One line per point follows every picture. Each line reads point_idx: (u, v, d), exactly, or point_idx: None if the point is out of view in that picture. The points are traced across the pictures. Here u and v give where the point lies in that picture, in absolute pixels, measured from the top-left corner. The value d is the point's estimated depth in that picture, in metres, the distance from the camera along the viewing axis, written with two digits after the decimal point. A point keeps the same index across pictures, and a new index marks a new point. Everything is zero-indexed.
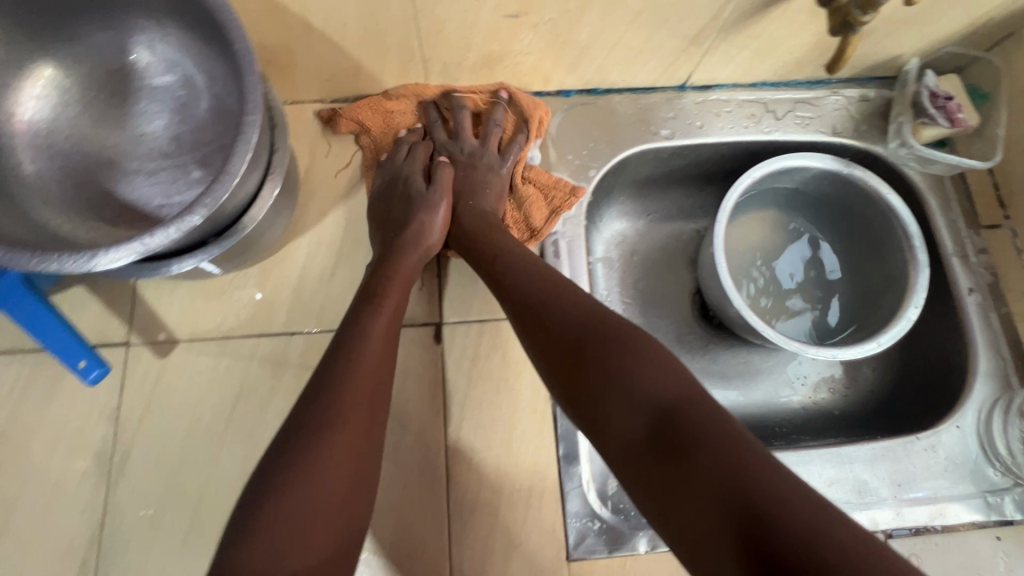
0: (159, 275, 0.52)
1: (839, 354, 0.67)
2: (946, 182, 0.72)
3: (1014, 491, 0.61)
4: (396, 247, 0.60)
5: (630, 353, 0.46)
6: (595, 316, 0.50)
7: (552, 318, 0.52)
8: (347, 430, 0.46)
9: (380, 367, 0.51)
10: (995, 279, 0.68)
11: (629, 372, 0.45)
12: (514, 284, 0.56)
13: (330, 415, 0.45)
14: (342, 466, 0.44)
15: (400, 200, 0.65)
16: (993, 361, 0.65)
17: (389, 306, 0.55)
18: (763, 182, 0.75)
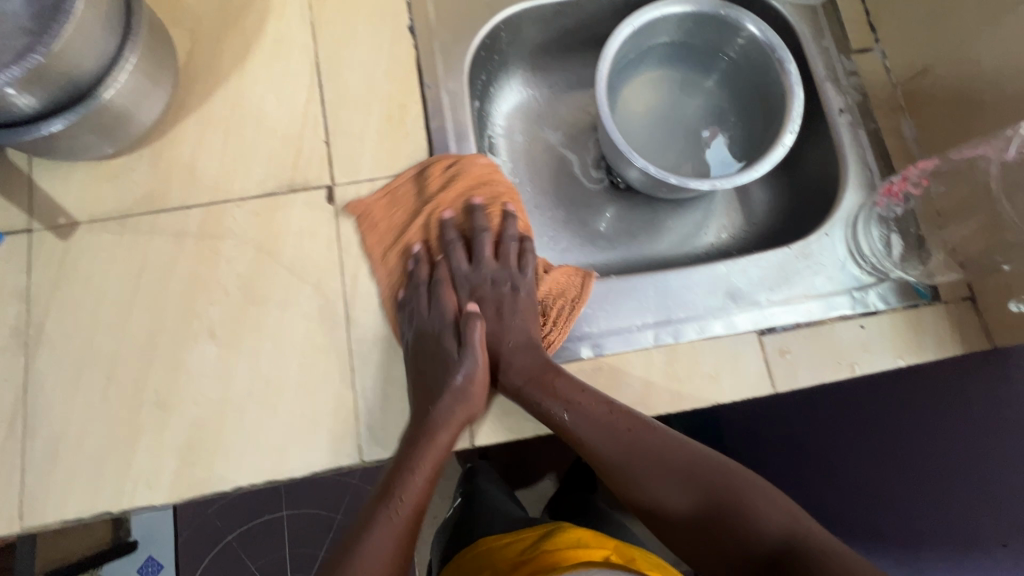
0: (29, 138, 0.54)
1: (717, 184, 0.71)
2: (818, 13, 0.74)
3: (879, 285, 0.66)
4: (430, 423, 0.57)
5: (671, 471, 0.58)
6: (608, 450, 0.58)
7: (679, 458, 0.58)
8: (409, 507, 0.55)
9: (428, 480, 0.56)
10: (865, 98, 0.71)
11: (712, 486, 0.56)
12: (582, 436, 0.58)
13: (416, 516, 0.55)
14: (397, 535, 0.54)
15: (434, 364, 0.60)
16: (861, 172, 0.69)
17: (433, 449, 0.56)
18: (646, 33, 0.76)
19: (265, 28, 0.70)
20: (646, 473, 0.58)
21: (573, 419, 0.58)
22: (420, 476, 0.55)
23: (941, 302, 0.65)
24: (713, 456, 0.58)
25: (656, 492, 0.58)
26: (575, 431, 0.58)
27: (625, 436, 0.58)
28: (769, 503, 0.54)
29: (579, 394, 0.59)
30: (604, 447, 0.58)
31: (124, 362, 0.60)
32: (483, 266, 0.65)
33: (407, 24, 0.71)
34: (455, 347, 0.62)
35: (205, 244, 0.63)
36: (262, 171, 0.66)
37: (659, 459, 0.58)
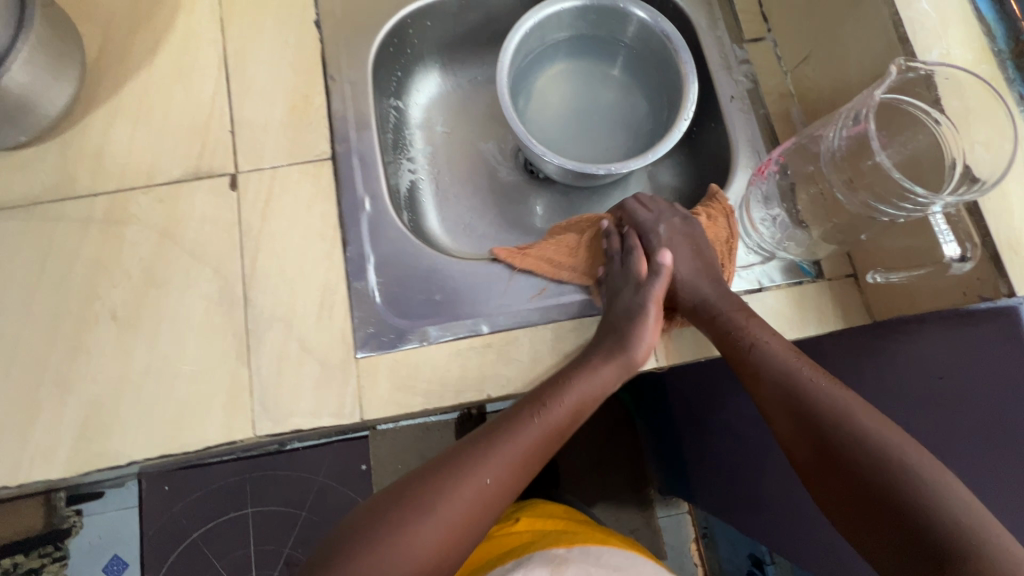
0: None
1: (614, 168, 0.73)
2: (712, 4, 0.77)
3: (764, 263, 0.68)
4: (604, 350, 0.62)
5: (865, 414, 0.51)
6: (805, 386, 0.55)
7: (815, 405, 0.54)
8: (472, 473, 0.52)
9: (575, 407, 0.59)
10: (755, 85, 0.74)
11: (850, 436, 0.51)
12: (763, 373, 0.57)
13: (452, 479, 0.52)
14: (490, 479, 0.53)
15: (621, 312, 0.64)
16: (749, 155, 0.72)
17: (573, 407, 0.59)
18: (546, 28, 0.78)
19: (175, 23, 0.73)
20: (780, 411, 0.56)
21: (749, 348, 0.59)
22: (582, 382, 0.60)
23: (824, 279, 0.67)
24: (833, 391, 0.54)
25: (843, 422, 0.52)
26: (764, 376, 0.57)
27: (819, 390, 0.54)
28: (910, 449, 0.48)
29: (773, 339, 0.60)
30: (761, 384, 0.58)
31: (26, 342, 0.62)
32: (668, 224, 0.71)
33: (313, 18, 0.74)
34: (652, 307, 0.65)
35: (111, 229, 0.66)
36: (168, 159, 0.68)
37: (840, 395, 0.54)
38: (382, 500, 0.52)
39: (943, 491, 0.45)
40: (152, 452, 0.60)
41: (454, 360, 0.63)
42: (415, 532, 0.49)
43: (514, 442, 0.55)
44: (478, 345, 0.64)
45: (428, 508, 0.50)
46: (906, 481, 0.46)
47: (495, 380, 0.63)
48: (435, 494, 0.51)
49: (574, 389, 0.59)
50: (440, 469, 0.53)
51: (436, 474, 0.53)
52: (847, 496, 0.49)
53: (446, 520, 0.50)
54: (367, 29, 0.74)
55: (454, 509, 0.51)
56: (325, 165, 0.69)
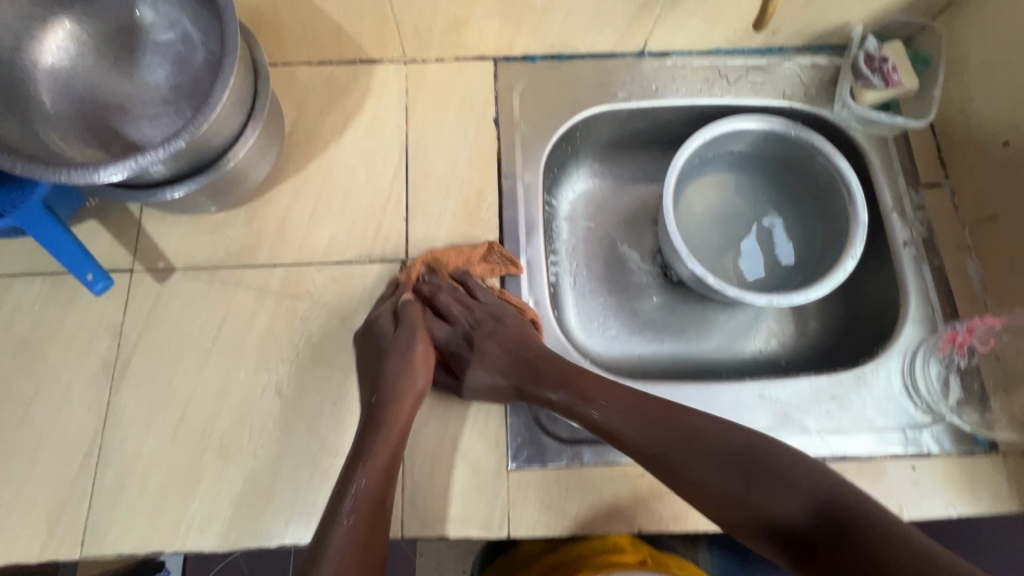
0: (155, 201, 0.61)
1: (774, 300, 0.72)
2: (890, 143, 0.76)
3: (934, 426, 0.65)
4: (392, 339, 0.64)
5: (748, 442, 0.54)
6: (626, 431, 0.57)
7: (627, 438, 0.57)
8: (378, 449, 0.57)
9: (408, 417, 0.60)
10: (930, 234, 0.72)
11: (762, 498, 0.51)
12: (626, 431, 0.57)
13: (369, 471, 0.56)
14: (376, 466, 0.56)
15: (374, 349, 0.64)
16: (921, 306, 0.69)
17: (401, 414, 0.60)
18: (713, 144, 0.80)
19: (364, 107, 0.76)
20: (676, 463, 0.55)
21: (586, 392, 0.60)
22: (409, 400, 0.61)
23: (999, 453, 0.64)
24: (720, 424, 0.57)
25: (738, 462, 0.53)
26: (632, 441, 0.57)
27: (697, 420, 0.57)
28: (792, 490, 0.50)
29: (564, 358, 0.64)
30: (628, 430, 0.57)
31: (196, 404, 0.64)
32: (484, 299, 0.69)
33: (493, 116, 0.77)
34: (390, 330, 0.65)
35: (285, 302, 0.68)
36: (343, 239, 0.71)
37: (721, 435, 0.55)
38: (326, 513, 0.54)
39: (890, 532, 0.45)
40: (301, 538, 0.60)
41: (605, 485, 0.62)
42: (358, 515, 0.54)
43: (386, 422, 0.59)
44: (631, 473, 0.63)
45: (359, 487, 0.55)
46: (836, 534, 0.47)
47: (648, 515, 0.61)
48: (360, 485, 0.55)
49: (404, 399, 0.61)
50: (363, 454, 0.57)
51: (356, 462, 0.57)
52: (776, 541, 0.50)
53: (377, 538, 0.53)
54: (543, 132, 0.76)
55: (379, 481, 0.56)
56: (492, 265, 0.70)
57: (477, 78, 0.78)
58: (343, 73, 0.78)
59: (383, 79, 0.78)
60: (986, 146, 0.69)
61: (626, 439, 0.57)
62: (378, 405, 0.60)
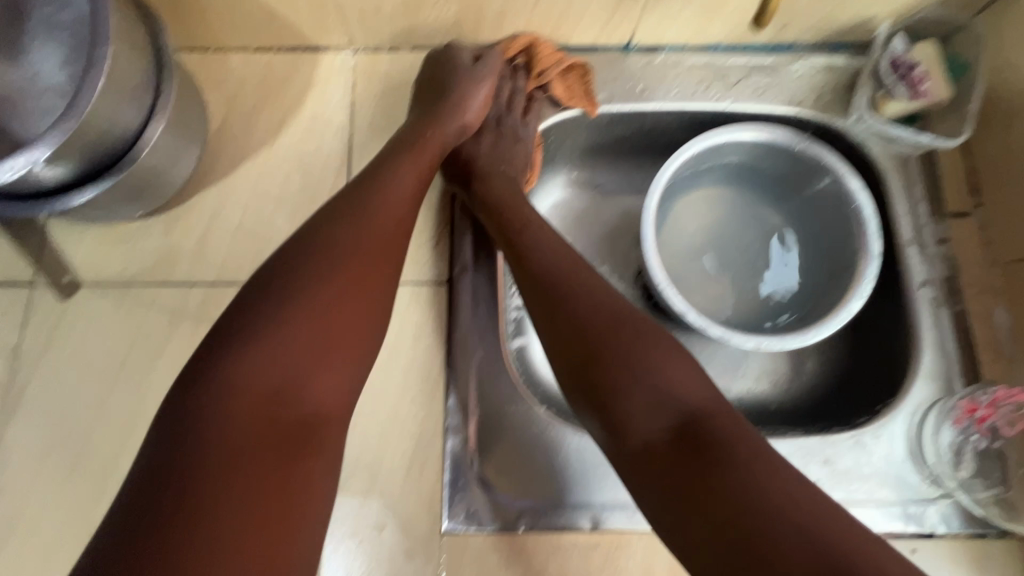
0: (51, 212, 0.51)
1: (763, 343, 0.62)
2: (912, 163, 0.65)
3: (941, 502, 0.56)
4: (436, 115, 0.61)
5: (694, 378, 0.44)
6: (584, 293, 0.49)
7: (576, 305, 0.49)
8: (259, 351, 0.42)
9: (365, 233, 0.49)
10: (953, 273, 0.62)
11: (677, 385, 0.43)
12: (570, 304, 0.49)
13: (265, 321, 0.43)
14: (259, 355, 0.42)
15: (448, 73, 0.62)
16: (936, 359, 0.59)
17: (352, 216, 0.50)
18: (706, 156, 0.69)
19: (305, 101, 0.67)
20: (614, 347, 0.46)
21: (521, 246, 0.54)
22: (376, 201, 0.51)
23: (1015, 537, 0.55)
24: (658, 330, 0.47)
25: (685, 397, 0.43)
26: (573, 309, 0.48)
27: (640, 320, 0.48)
28: (746, 445, 0.40)
29: (548, 236, 0.55)
30: (576, 310, 0.48)
31: (97, 440, 0.57)
32: (525, 125, 0.67)
33: None
34: (467, 64, 0.63)
35: (202, 326, 0.60)
36: (273, 255, 0.62)
37: (676, 370, 0.44)
38: (169, 407, 0.40)
39: (873, 547, 0.35)
40: None
41: (552, 554, 0.55)
42: (217, 413, 0.39)
43: (327, 248, 0.47)
44: (582, 542, 0.55)
45: (210, 386, 0.40)
46: (796, 511, 0.37)
47: None
48: (231, 359, 0.41)
49: (369, 210, 0.51)
50: (240, 322, 0.43)
51: (227, 333, 0.43)
52: (693, 513, 0.38)
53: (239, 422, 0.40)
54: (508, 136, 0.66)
55: (253, 419, 0.40)
56: (441, 292, 0.62)
57: None
58: (284, 61, 0.68)
59: (328, 69, 0.68)
60: None
61: (565, 329, 0.48)
62: (319, 227, 0.49)
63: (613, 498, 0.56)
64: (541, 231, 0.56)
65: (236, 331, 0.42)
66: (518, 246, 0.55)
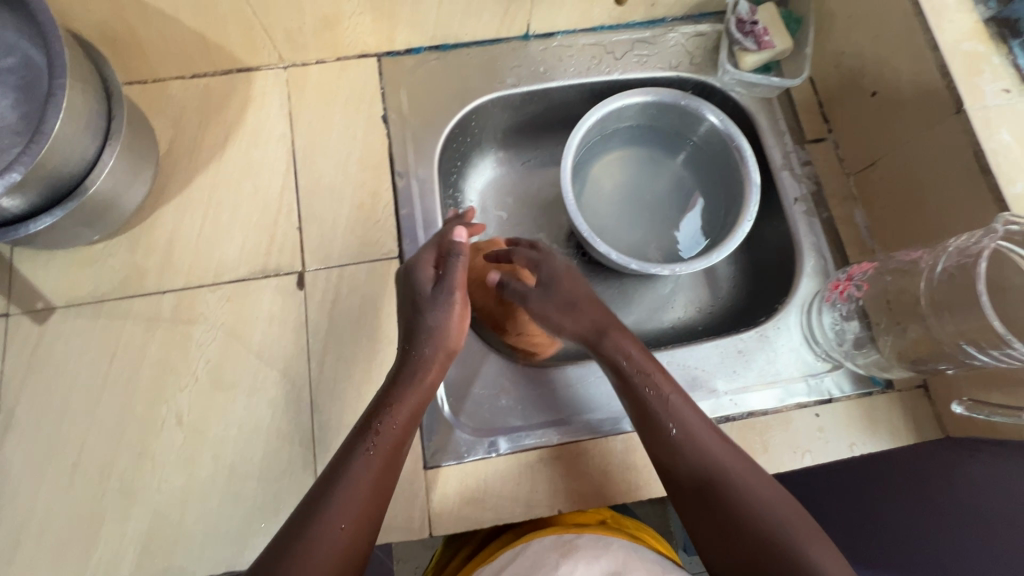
0: (16, 237, 0.56)
1: (677, 269, 0.72)
2: (774, 104, 0.78)
3: (833, 372, 0.67)
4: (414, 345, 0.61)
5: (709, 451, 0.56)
6: (729, 483, 0.54)
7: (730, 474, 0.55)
8: (352, 502, 0.51)
9: (406, 429, 0.56)
10: (818, 188, 0.75)
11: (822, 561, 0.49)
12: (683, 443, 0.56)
13: (360, 475, 0.53)
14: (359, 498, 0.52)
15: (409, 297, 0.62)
16: (816, 260, 0.71)
17: (389, 426, 0.56)
18: (609, 121, 0.80)
19: (245, 117, 0.74)
20: (779, 548, 0.50)
21: (669, 421, 0.57)
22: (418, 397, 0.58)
23: (894, 390, 0.67)
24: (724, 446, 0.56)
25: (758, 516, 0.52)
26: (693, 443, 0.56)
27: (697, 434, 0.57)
28: (823, 549, 0.50)
29: (696, 419, 0.58)
30: (688, 476, 0.55)
31: (91, 446, 0.61)
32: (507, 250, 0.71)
33: (381, 113, 0.75)
34: (429, 285, 0.62)
35: (178, 328, 0.65)
36: (235, 256, 0.68)
37: (814, 545, 0.50)
38: (294, 520, 0.51)
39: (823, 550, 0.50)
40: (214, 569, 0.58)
41: (522, 472, 0.62)
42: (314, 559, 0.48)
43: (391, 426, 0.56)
44: (547, 457, 0.63)
45: (322, 525, 0.50)
46: (778, 503, 0.53)
47: (566, 496, 0.62)
48: (331, 512, 0.50)
49: (416, 404, 0.58)
50: (344, 466, 0.53)
51: (335, 478, 0.53)
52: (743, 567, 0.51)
53: (354, 497, 0.52)
54: (434, 125, 0.75)
55: (352, 508, 0.51)
56: (392, 265, 0.69)
57: (361, 77, 0.76)
58: (219, 84, 0.74)
59: (263, 87, 0.75)
60: (859, 97, 0.71)
61: (680, 470, 0.56)
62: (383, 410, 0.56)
63: (571, 412, 0.66)
64: (679, 402, 0.59)
65: (335, 485, 0.52)
66: (683, 426, 0.57)
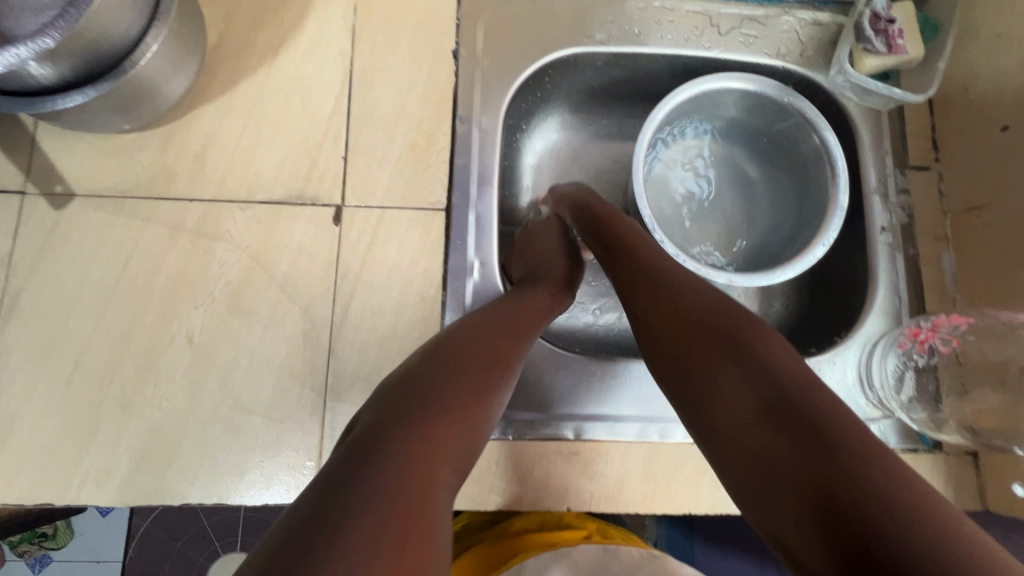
0: (42, 109, 0.49)
1: (735, 279, 0.63)
2: (882, 117, 0.70)
3: (882, 422, 0.62)
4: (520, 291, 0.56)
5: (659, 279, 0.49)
6: (672, 284, 0.48)
7: (665, 284, 0.48)
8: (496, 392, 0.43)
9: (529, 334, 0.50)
10: (910, 221, 0.68)
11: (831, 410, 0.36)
12: (632, 260, 0.52)
13: (485, 361, 0.44)
14: (460, 422, 0.39)
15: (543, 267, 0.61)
16: (889, 298, 0.66)
17: (521, 340, 0.49)
18: (694, 104, 0.72)
19: (305, 22, 0.67)
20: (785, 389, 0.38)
21: (665, 305, 0.46)
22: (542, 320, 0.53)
23: (942, 452, 0.62)
24: (663, 265, 0.51)
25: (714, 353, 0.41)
26: (627, 256, 0.53)
27: (645, 263, 0.51)
28: (776, 344, 0.41)
29: (640, 242, 0.54)
30: (666, 343, 0.45)
31: (95, 349, 0.58)
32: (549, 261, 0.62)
33: (452, 47, 0.67)
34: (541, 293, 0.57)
35: (201, 242, 0.61)
36: (272, 177, 0.63)
37: (752, 324, 0.42)
38: (367, 422, 0.37)
39: (847, 429, 0.34)
40: (207, 497, 0.56)
41: (537, 460, 0.59)
42: (433, 444, 0.36)
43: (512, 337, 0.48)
44: (565, 450, 0.60)
45: (417, 423, 0.36)
46: (717, 307, 0.45)
47: (578, 494, 0.59)
48: (445, 409, 0.38)
49: (539, 321, 0.53)
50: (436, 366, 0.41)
51: (446, 369, 0.41)
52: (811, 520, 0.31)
53: (464, 409, 0.39)
54: (509, 70, 0.68)
55: (452, 428, 0.38)
56: (437, 217, 0.63)
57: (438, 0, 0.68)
58: None
59: None
60: (985, 128, 0.64)
61: (621, 281, 0.52)
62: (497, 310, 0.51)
63: (594, 411, 0.62)
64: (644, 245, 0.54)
65: (447, 379, 0.40)
66: (653, 295, 0.48)
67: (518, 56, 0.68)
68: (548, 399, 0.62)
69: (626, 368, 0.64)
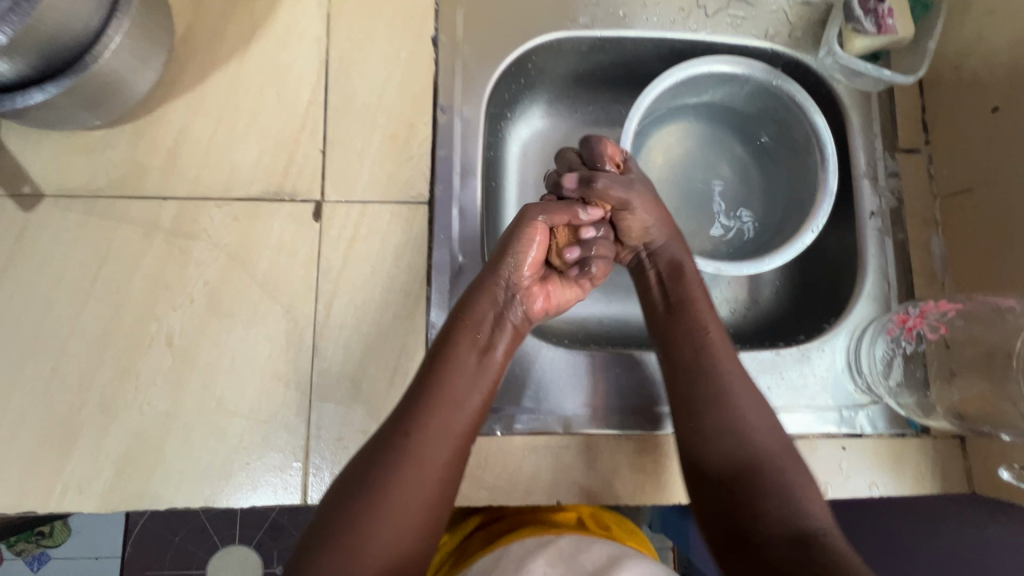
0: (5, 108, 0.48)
1: (723, 268, 0.63)
2: (872, 99, 0.68)
3: (870, 407, 0.62)
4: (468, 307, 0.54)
5: (749, 388, 0.55)
6: (735, 401, 0.54)
7: (730, 398, 0.54)
8: (438, 459, 0.49)
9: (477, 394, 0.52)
10: (899, 205, 0.67)
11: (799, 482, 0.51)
12: (679, 351, 0.57)
13: (424, 436, 0.49)
14: (406, 505, 0.47)
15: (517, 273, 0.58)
16: (878, 283, 0.65)
17: (467, 404, 0.52)
18: (681, 89, 0.70)
19: (278, 10, 0.64)
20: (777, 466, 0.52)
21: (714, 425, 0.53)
22: (486, 373, 0.53)
23: (929, 436, 0.62)
24: (724, 364, 0.56)
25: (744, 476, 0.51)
26: (678, 340, 0.58)
27: (712, 363, 0.56)
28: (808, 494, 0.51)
29: (714, 327, 0.58)
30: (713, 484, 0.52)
31: (71, 354, 0.57)
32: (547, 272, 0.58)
33: (431, 33, 0.65)
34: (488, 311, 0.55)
35: (177, 241, 0.59)
36: (248, 173, 0.61)
37: (784, 458, 0.52)
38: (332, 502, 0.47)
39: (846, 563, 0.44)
40: (193, 500, 0.56)
41: (526, 455, 0.59)
42: (367, 539, 0.45)
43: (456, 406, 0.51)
44: (554, 444, 0.59)
45: (361, 519, 0.46)
46: (769, 436, 0.53)
47: (567, 488, 0.59)
48: (390, 492, 0.47)
49: (479, 376, 0.53)
50: (389, 452, 0.48)
51: (396, 451, 0.48)
52: None
53: (400, 498, 0.47)
54: (491, 57, 0.66)
55: (397, 508, 0.47)
56: (420, 211, 0.62)
57: None
58: None
59: None
60: (976, 109, 0.63)
61: (675, 366, 0.57)
62: (432, 382, 0.51)
63: (583, 403, 0.61)
64: (714, 331, 0.58)
65: (390, 468, 0.48)
66: (712, 398, 0.54)
67: (500, 42, 0.66)
68: (537, 391, 0.61)
69: (614, 359, 0.63)
